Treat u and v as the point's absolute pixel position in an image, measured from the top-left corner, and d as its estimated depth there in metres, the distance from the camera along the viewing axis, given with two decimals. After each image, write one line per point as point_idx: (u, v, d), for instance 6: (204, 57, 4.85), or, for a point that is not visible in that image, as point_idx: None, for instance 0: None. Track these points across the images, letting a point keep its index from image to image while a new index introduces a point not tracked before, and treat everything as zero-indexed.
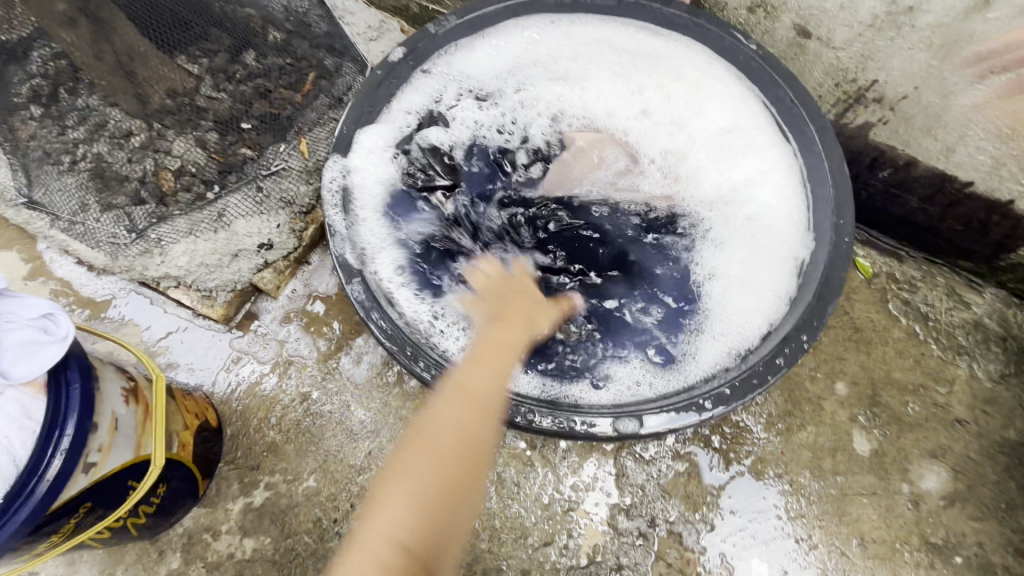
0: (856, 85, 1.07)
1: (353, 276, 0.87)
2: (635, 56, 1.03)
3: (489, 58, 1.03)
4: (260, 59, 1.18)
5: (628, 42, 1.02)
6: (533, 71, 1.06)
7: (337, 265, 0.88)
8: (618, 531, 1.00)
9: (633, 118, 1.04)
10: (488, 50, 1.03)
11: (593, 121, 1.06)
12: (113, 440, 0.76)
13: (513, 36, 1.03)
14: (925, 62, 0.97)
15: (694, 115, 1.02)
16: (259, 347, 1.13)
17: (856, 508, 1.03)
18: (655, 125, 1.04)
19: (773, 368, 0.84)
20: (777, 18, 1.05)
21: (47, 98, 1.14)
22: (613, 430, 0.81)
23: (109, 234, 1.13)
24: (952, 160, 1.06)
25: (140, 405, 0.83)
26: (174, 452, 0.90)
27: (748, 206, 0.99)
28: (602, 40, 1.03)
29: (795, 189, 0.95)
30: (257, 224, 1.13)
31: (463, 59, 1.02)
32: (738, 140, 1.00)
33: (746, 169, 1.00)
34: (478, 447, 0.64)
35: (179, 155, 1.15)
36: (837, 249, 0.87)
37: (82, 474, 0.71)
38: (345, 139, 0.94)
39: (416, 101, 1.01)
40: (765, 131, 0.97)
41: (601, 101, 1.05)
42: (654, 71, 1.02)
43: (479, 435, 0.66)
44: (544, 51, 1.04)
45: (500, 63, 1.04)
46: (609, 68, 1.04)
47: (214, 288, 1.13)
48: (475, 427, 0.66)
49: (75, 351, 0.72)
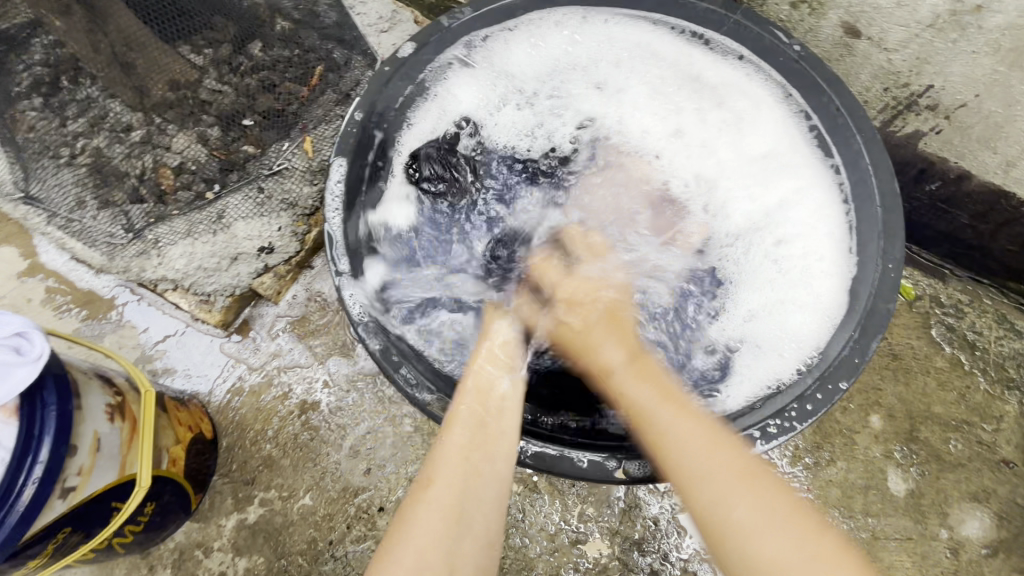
0: (908, 91, 0.97)
1: (351, 288, 0.81)
2: (675, 66, 0.94)
3: (527, 66, 0.97)
4: (266, 49, 1.13)
5: (669, 50, 0.94)
6: (573, 75, 0.99)
7: (336, 279, 0.82)
8: (628, 567, 0.94)
9: (664, 138, 0.96)
10: (526, 44, 0.96)
11: (628, 137, 0.97)
12: (95, 462, 0.71)
13: (549, 42, 0.96)
14: (989, 69, 0.89)
15: (737, 137, 0.93)
16: (249, 353, 1.09)
17: (888, 555, 0.98)
18: (687, 145, 0.95)
19: (808, 413, 0.75)
20: (823, 15, 0.96)
21: (48, 87, 1.09)
22: (623, 471, 0.73)
23: (107, 234, 1.09)
24: (1011, 176, 0.96)
25: (126, 422, 0.79)
26: (163, 468, 0.86)
27: (782, 229, 0.89)
28: (643, 44, 0.95)
29: (835, 210, 0.86)
30: (257, 227, 1.08)
31: (501, 50, 0.96)
32: (789, 163, 0.90)
33: (779, 190, 0.90)
34: (448, 532, 0.59)
35: (179, 152, 1.09)
36: (884, 278, 0.78)
37: (59, 499, 0.66)
38: (348, 139, 0.85)
39: (444, 115, 0.96)
40: (804, 155, 0.88)
41: (637, 116, 0.97)
42: (697, 92, 0.95)
43: (437, 526, 0.59)
44: (582, 55, 0.97)
45: (539, 70, 0.98)
46: (650, 79, 0.96)
47: (213, 293, 1.07)
48: (452, 498, 0.61)
49: (53, 369, 0.68)
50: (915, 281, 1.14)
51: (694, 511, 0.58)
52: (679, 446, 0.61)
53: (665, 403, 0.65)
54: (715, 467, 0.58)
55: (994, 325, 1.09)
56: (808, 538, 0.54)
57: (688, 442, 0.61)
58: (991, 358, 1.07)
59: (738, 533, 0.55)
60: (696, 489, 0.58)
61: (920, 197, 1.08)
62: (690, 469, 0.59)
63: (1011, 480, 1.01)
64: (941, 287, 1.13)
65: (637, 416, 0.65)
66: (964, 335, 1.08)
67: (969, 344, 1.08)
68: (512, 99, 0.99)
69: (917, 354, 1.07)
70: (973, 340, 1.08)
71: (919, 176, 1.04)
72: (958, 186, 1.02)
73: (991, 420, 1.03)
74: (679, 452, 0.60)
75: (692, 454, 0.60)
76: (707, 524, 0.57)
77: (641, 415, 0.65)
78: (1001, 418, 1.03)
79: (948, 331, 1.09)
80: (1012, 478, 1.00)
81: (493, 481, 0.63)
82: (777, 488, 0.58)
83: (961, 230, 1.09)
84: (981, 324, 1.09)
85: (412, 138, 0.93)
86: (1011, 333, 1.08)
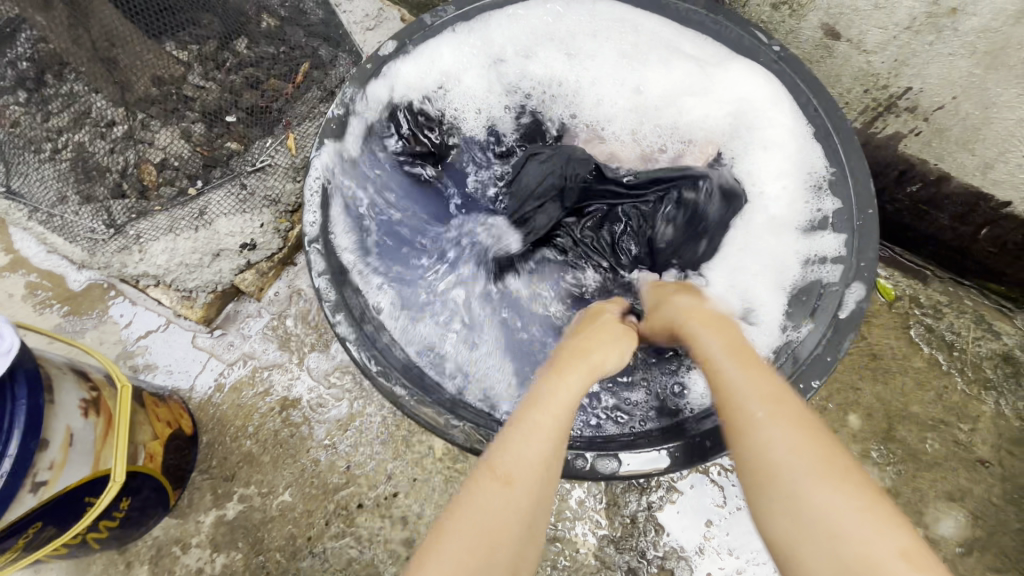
0: (887, 93, 0.98)
1: (325, 273, 0.82)
2: (653, 39, 0.91)
3: (508, 35, 0.94)
4: (251, 46, 1.12)
5: (651, 28, 0.91)
6: (543, 46, 0.94)
7: (309, 265, 0.82)
8: (606, 564, 0.94)
9: (622, 100, 0.93)
10: (506, 23, 0.93)
11: (583, 106, 0.95)
12: (67, 456, 0.71)
13: (530, 18, 0.94)
14: (965, 71, 0.88)
15: (700, 109, 0.90)
16: (222, 348, 1.10)
17: None
18: (642, 108, 0.93)
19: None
20: (803, 17, 0.97)
21: (33, 83, 1.09)
22: (592, 466, 0.74)
23: (88, 229, 1.08)
24: (989, 177, 0.96)
25: (101, 417, 0.79)
26: (140, 464, 0.86)
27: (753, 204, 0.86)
28: (629, 21, 0.92)
29: (801, 194, 0.85)
30: (239, 223, 1.08)
31: (477, 37, 0.93)
32: (766, 151, 0.86)
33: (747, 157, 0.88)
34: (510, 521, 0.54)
35: (162, 148, 1.09)
36: (860, 274, 0.79)
37: (29, 493, 0.67)
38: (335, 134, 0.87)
39: (426, 81, 0.93)
40: (780, 131, 0.86)
41: (597, 85, 0.94)
42: (666, 56, 0.91)
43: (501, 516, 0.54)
44: (562, 29, 0.94)
45: (518, 39, 0.94)
46: (622, 48, 0.93)
47: (194, 289, 1.08)
48: (510, 517, 0.54)
49: (25, 362, 0.68)
50: (895, 282, 1.15)
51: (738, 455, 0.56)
52: (740, 399, 0.58)
53: (738, 364, 0.61)
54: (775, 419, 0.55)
55: (972, 326, 1.10)
56: (853, 495, 0.49)
57: (751, 392, 0.58)
58: (969, 359, 1.08)
59: (783, 476, 0.51)
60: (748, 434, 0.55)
61: (903, 198, 1.10)
62: (746, 410, 0.56)
63: (988, 480, 1.01)
64: (921, 288, 1.15)
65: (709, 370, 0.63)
66: (943, 336, 1.09)
67: (947, 344, 1.09)
68: (486, 65, 0.95)
69: (897, 355, 1.09)
70: (951, 340, 1.09)
71: (900, 177, 1.07)
72: (936, 189, 1.03)
73: (968, 420, 1.04)
74: (738, 398, 0.58)
75: (754, 400, 0.57)
76: (747, 465, 0.54)
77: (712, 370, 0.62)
78: (978, 418, 1.04)
79: (927, 331, 1.10)
80: (988, 477, 1.01)
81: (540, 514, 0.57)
82: (843, 452, 0.53)
83: (942, 231, 1.09)
84: (959, 324, 1.10)
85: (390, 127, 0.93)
86: (989, 333, 1.09)
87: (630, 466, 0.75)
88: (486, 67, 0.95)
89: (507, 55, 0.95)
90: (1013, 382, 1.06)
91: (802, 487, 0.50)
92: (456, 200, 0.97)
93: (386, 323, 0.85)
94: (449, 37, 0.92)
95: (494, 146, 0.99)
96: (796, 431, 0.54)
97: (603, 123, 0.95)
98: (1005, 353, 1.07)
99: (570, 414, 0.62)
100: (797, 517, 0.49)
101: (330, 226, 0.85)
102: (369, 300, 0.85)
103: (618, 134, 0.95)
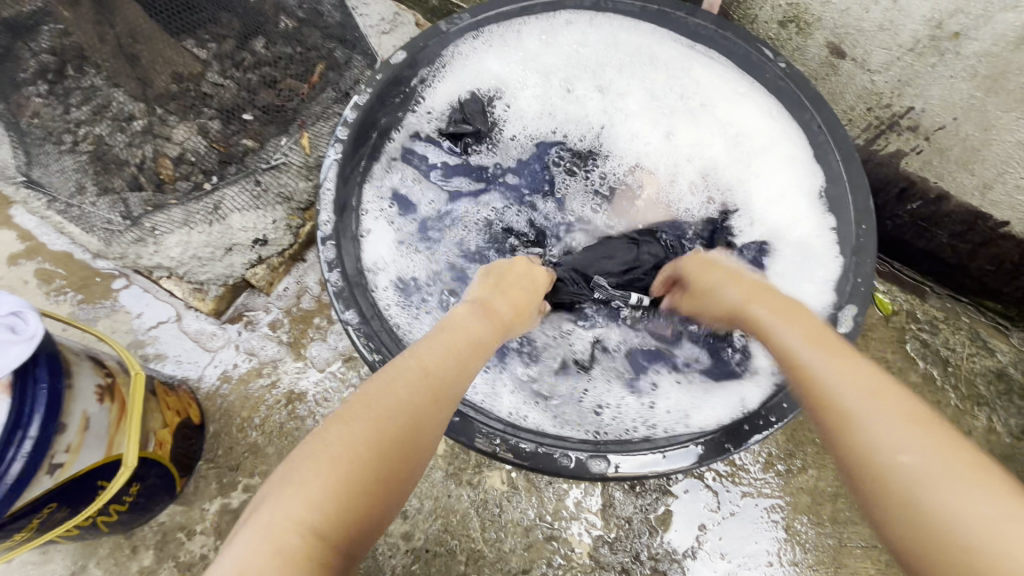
0: (890, 112, 1.00)
1: (334, 267, 0.83)
2: (671, 71, 1.00)
3: (540, 57, 1.02)
4: (270, 46, 1.15)
5: (668, 57, 0.99)
6: (578, 73, 1.03)
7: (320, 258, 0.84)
8: (599, 565, 0.96)
9: (654, 142, 1.02)
10: (534, 41, 1.01)
11: (619, 141, 1.04)
12: (83, 440, 0.74)
13: (559, 40, 1.01)
14: (967, 93, 0.90)
15: (728, 157, 0.99)
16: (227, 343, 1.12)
17: (852, 561, 0.95)
18: (674, 151, 1.01)
19: (760, 429, 0.76)
20: (809, 35, 0.99)
21: (53, 75, 1.12)
22: (584, 465, 0.75)
23: (105, 220, 1.11)
24: (989, 197, 0.98)
25: (115, 403, 0.81)
26: (150, 450, 0.88)
27: (763, 233, 0.96)
28: (645, 50, 0.99)
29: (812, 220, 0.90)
30: (253, 219, 1.10)
31: (504, 55, 1.01)
32: (778, 202, 0.94)
33: (767, 192, 0.95)
34: (412, 424, 0.59)
35: (179, 143, 1.12)
36: (854, 291, 0.83)
37: (46, 475, 0.69)
38: (357, 127, 0.88)
39: (479, 82, 1.02)
40: (789, 160, 0.92)
41: (627, 122, 1.03)
42: (683, 88, 1.00)
43: (411, 409, 0.60)
44: (590, 58, 1.02)
45: (549, 62, 1.03)
46: (647, 85, 1.02)
47: (206, 282, 1.11)
48: (412, 401, 0.60)
49: (47, 348, 0.70)
50: (893, 296, 1.18)
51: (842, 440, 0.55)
52: (834, 393, 0.58)
53: (825, 359, 0.62)
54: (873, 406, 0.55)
55: (967, 342, 1.13)
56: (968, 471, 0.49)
57: (852, 390, 0.57)
58: (963, 374, 1.10)
59: (890, 463, 0.51)
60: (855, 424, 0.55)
61: (902, 215, 1.13)
62: (853, 412, 0.56)
63: None
64: (918, 304, 1.17)
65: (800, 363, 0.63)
66: (938, 351, 1.12)
67: (942, 360, 1.11)
68: (531, 84, 1.04)
69: (892, 368, 1.11)
70: (946, 355, 1.11)
71: (901, 194, 1.09)
72: (937, 207, 1.06)
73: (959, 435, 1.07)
74: (840, 394, 0.57)
75: (884, 432, 0.53)
76: (849, 450, 0.54)
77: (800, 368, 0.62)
78: (970, 433, 1.07)
79: (923, 346, 1.12)
80: None
81: (411, 465, 0.58)
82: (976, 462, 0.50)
83: (941, 249, 1.12)
84: (955, 340, 1.13)
85: (439, 116, 1.02)
86: (982, 350, 1.12)
87: (622, 466, 0.76)
88: (536, 89, 1.04)
89: (552, 74, 1.04)
90: (1005, 399, 1.08)
91: (913, 472, 0.50)
92: (486, 203, 1.05)
93: (366, 265, 0.89)
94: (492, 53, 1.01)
95: (538, 163, 1.05)
96: (901, 416, 0.54)
97: (648, 163, 1.02)
98: (999, 370, 1.10)
99: (457, 363, 0.66)
100: (937, 513, 0.47)
101: (341, 200, 0.88)
102: (382, 289, 0.90)
103: (649, 163, 1.02)
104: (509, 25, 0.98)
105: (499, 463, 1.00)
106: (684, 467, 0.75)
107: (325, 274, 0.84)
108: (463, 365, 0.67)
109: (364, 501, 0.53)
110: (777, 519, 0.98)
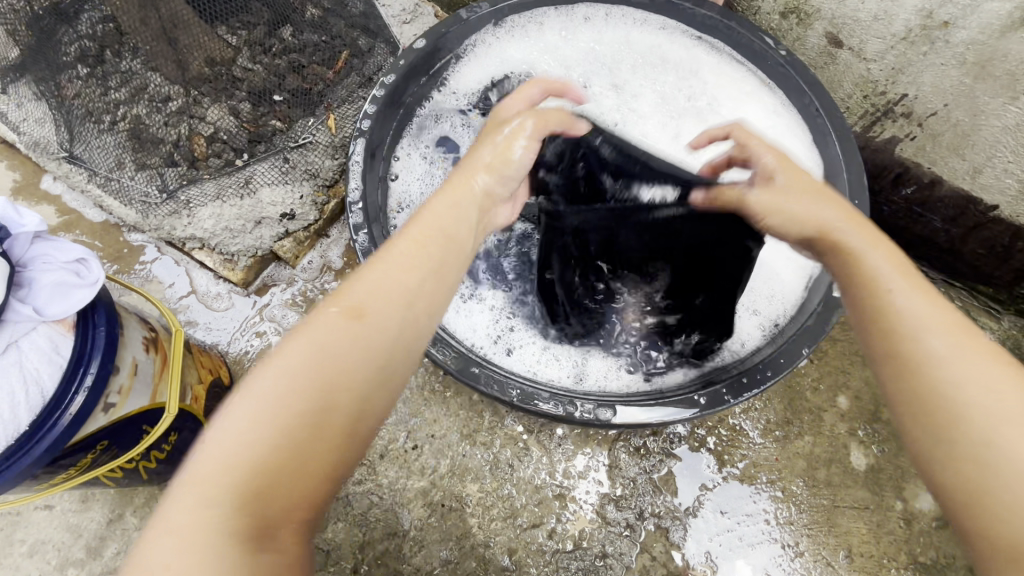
0: (885, 99, 1.05)
1: (360, 229, 0.89)
2: (680, 67, 1.07)
3: (557, 54, 1.09)
4: (296, 35, 1.22)
5: (677, 53, 1.06)
6: (598, 70, 1.09)
7: (348, 217, 0.90)
8: (605, 521, 1.01)
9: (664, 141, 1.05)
10: (552, 36, 1.09)
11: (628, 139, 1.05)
12: (132, 384, 0.80)
13: (577, 36, 1.09)
14: (957, 80, 0.95)
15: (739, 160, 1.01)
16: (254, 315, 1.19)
17: (845, 520, 1.00)
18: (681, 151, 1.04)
19: (760, 382, 0.82)
20: (809, 26, 1.05)
21: (93, 59, 1.18)
22: (589, 414, 0.81)
23: (142, 193, 1.17)
24: (978, 181, 1.04)
25: (159, 355, 0.88)
26: (187, 403, 0.94)
27: None
28: (655, 49, 1.07)
29: None
30: (281, 194, 1.17)
31: (517, 44, 1.08)
32: None
33: None
34: (332, 372, 0.51)
35: (212, 122, 1.18)
36: None
37: (102, 412, 0.75)
38: (388, 101, 0.96)
39: (509, 66, 1.08)
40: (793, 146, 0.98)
41: (642, 121, 1.06)
42: (689, 79, 1.06)
43: (331, 355, 0.52)
44: (606, 55, 1.09)
45: (566, 56, 1.09)
46: (659, 83, 1.07)
47: (236, 253, 1.17)
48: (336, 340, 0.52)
49: (105, 297, 0.77)
50: None
51: (920, 385, 0.52)
52: (916, 330, 0.54)
53: (904, 286, 0.57)
54: (954, 349, 0.52)
55: None
56: None
57: (932, 325, 0.54)
58: None
59: (967, 407, 0.50)
60: (936, 368, 0.52)
61: (897, 201, 1.18)
62: (935, 352, 0.52)
63: None
64: None
65: (874, 288, 0.57)
66: None
67: None
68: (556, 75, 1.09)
69: None
70: None
71: (896, 180, 1.14)
72: (930, 191, 1.11)
73: None
74: (921, 333, 0.53)
75: (966, 377, 0.51)
76: (928, 398, 0.52)
77: (879, 292, 0.57)
78: None
79: None
80: None
81: (338, 419, 0.51)
82: None
83: (936, 234, 1.17)
84: None
85: (464, 97, 1.07)
86: None
87: (624, 416, 0.82)
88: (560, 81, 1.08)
89: (575, 66, 1.09)
90: None
91: (994, 427, 0.49)
92: None
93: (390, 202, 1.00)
94: (512, 41, 1.08)
95: None
96: (987, 361, 0.52)
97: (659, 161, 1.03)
98: None
99: (399, 283, 0.56)
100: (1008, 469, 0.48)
101: (373, 144, 0.95)
102: None
103: None
104: (525, 18, 1.07)
105: (511, 424, 1.06)
106: (689, 415, 0.81)
107: (353, 237, 0.90)
108: (418, 274, 0.57)
109: (281, 469, 0.48)
110: (774, 481, 1.03)
